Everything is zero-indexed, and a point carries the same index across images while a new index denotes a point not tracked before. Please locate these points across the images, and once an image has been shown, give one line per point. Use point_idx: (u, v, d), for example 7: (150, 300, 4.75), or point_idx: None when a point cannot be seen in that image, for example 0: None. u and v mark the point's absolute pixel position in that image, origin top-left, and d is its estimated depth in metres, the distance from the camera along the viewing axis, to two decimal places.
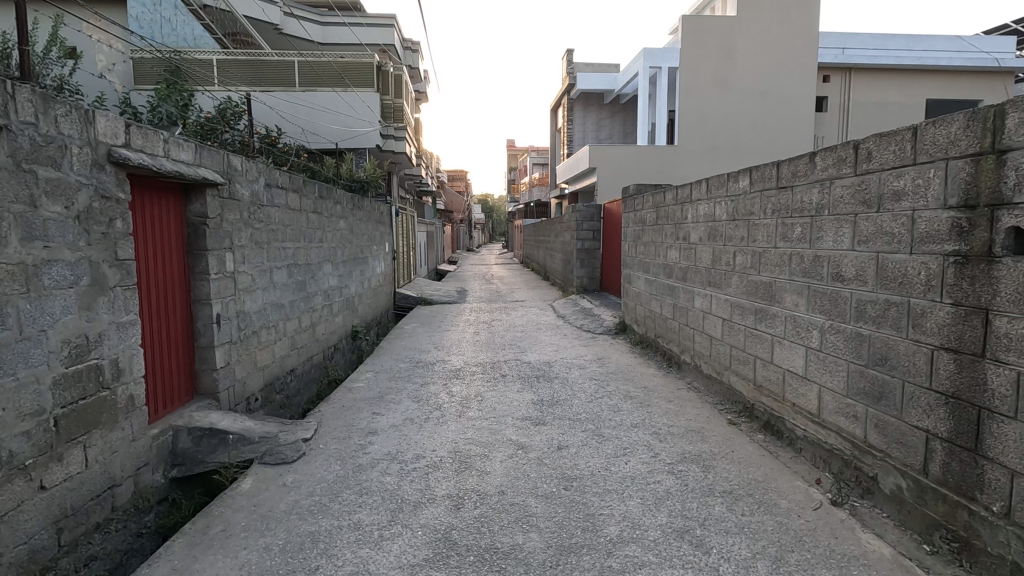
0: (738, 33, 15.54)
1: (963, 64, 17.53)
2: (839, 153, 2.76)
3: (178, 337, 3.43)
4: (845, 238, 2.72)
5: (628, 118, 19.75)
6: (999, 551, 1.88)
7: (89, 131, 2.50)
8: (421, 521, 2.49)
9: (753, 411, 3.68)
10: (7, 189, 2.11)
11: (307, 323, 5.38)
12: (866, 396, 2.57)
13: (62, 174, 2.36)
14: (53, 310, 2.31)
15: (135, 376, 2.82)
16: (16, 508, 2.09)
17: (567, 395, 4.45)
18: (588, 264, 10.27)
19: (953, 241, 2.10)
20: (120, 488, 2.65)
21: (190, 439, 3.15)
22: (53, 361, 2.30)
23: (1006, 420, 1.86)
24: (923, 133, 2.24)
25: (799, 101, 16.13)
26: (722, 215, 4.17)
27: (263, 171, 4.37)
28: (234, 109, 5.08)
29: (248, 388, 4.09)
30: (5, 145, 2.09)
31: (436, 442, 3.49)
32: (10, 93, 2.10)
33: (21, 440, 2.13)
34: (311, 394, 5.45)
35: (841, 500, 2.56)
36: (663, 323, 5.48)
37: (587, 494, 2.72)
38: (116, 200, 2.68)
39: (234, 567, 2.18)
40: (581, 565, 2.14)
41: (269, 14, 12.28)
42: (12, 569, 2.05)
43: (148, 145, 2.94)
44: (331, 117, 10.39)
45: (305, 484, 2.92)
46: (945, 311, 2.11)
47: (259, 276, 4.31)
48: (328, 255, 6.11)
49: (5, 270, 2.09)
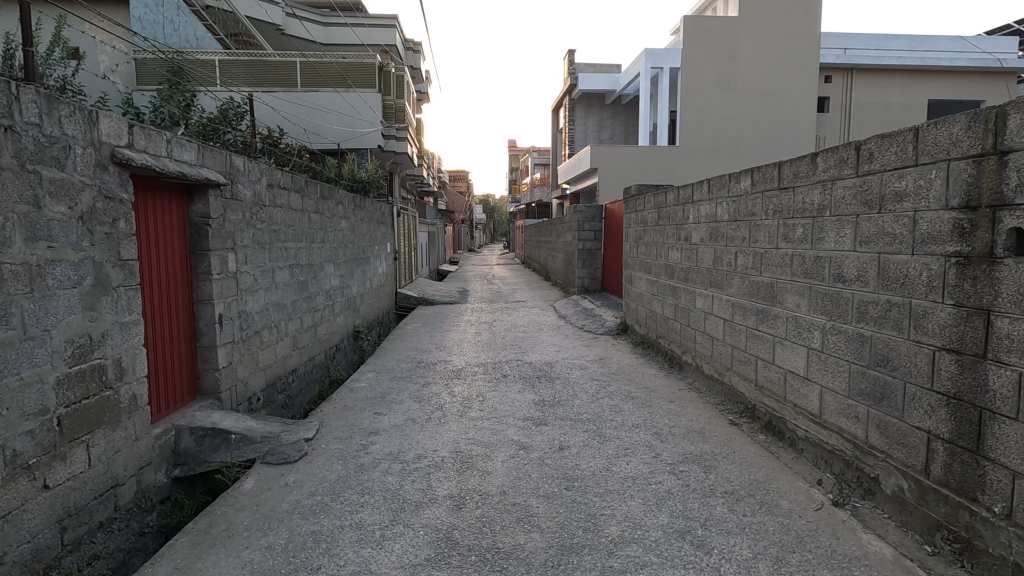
0: (740, 33, 15.55)
1: (966, 64, 17.50)
2: (841, 154, 2.77)
3: (181, 337, 3.45)
4: (846, 239, 2.73)
5: (629, 118, 19.75)
6: (1000, 552, 1.88)
7: (93, 131, 2.51)
8: (423, 521, 2.50)
9: (754, 411, 3.68)
10: (11, 190, 2.12)
11: (309, 322, 5.39)
12: (868, 397, 2.57)
13: (66, 175, 2.37)
14: (57, 310, 2.32)
15: (138, 375, 2.83)
16: (20, 507, 2.10)
17: (569, 396, 4.46)
18: (589, 264, 10.27)
19: (954, 242, 2.10)
20: (122, 487, 2.66)
21: (193, 438, 3.16)
22: (57, 360, 2.31)
23: (1007, 421, 1.86)
24: (925, 134, 2.24)
25: (801, 101, 16.13)
26: (724, 216, 4.18)
27: (265, 171, 4.38)
28: (236, 109, 5.10)
29: (250, 388, 4.10)
30: (10, 145, 2.10)
31: (438, 442, 3.49)
32: (15, 94, 2.11)
33: (25, 440, 2.14)
34: (313, 394, 5.46)
35: (843, 501, 2.56)
36: (665, 324, 5.48)
37: (588, 494, 2.73)
38: (119, 200, 2.69)
39: (237, 566, 2.19)
40: (582, 565, 2.14)
41: (271, 15, 12.29)
42: (16, 568, 2.06)
43: (151, 145, 2.96)
44: (333, 117, 10.40)
45: (307, 484, 2.92)
46: (947, 312, 2.11)
47: (261, 276, 4.32)
48: (329, 256, 6.12)
49: (10, 270, 2.11)
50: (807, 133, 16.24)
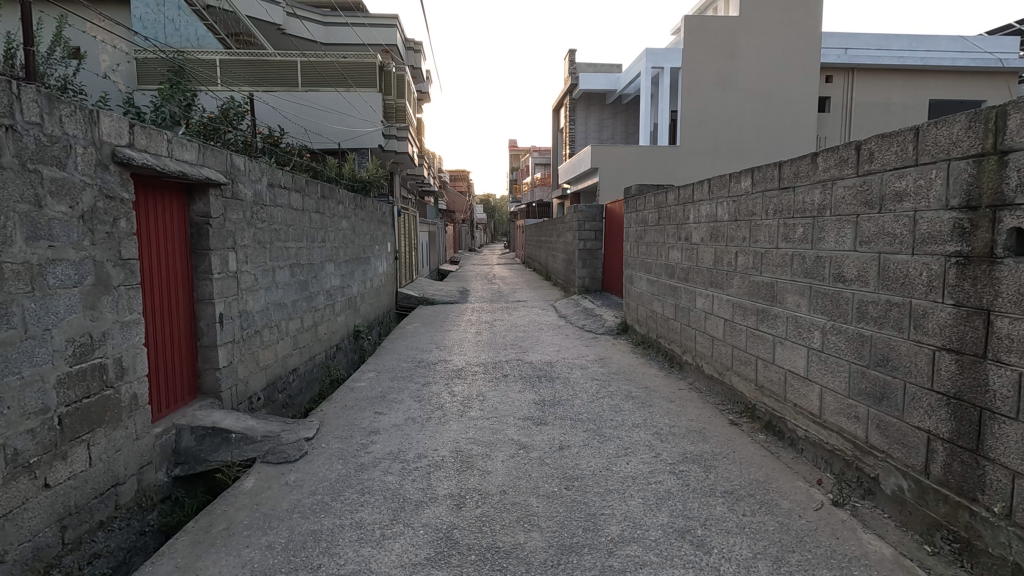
0: (741, 33, 15.54)
1: (967, 64, 17.48)
2: (841, 154, 2.76)
3: (182, 336, 3.45)
4: (847, 239, 2.73)
5: (630, 118, 19.75)
6: (1000, 552, 1.88)
7: (94, 131, 2.51)
8: (424, 520, 2.50)
9: (754, 411, 3.68)
10: (11, 189, 2.12)
11: (310, 322, 5.40)
12: (868, 396, 2.57)
13: (67, 174, 2.37)
14: (58, 309, 2.32)
15: (139, 375, 2.83)
16: (21, 505, 2.11)
17: (569, 396, 4.46)
18: (590, 264, 10.26)
19: (954, 241, 2.10)
20: (123, 487, 2.66)
21: (193, 437, 3.17)
22: (57, 360, 2.31)
23: (1007, 421, 1.86)
24: (926, 133, 2.24)
25: (802, 101, 16.12)
26: (724, 215, 4.18)
27: (266, 171, 4.39)
28: (237, 109, 5.10)
29: (251, 387, 4.11)
30: (10, 145, 2.10)
31: (438, 441, 3.49)
32: (16, 93, 2.11)
33: (26, 439, 2.14)
34: (313, 393, 5.47)
35: (843, 500, 2.56)
36: (665, 324, 5.48)
37: (588, 494, 2.73)
38: (120, 200, 2.70)
39: (237, 565, 2.19)
40: (582, 564, 2.14)
41: (271, 14, 12.30)
42: (17, 567, 2.07)
43: (152, 145, 2.96)
44: (334, 117, 10.41)
45: (307, 484, 2.93)
46: (947, 311, 2.11)
47: (262, 275, 4.32)
48: (330, 255, 6.13)
49: (12, 270, 2.11)
50: (807, 133, 16.23)
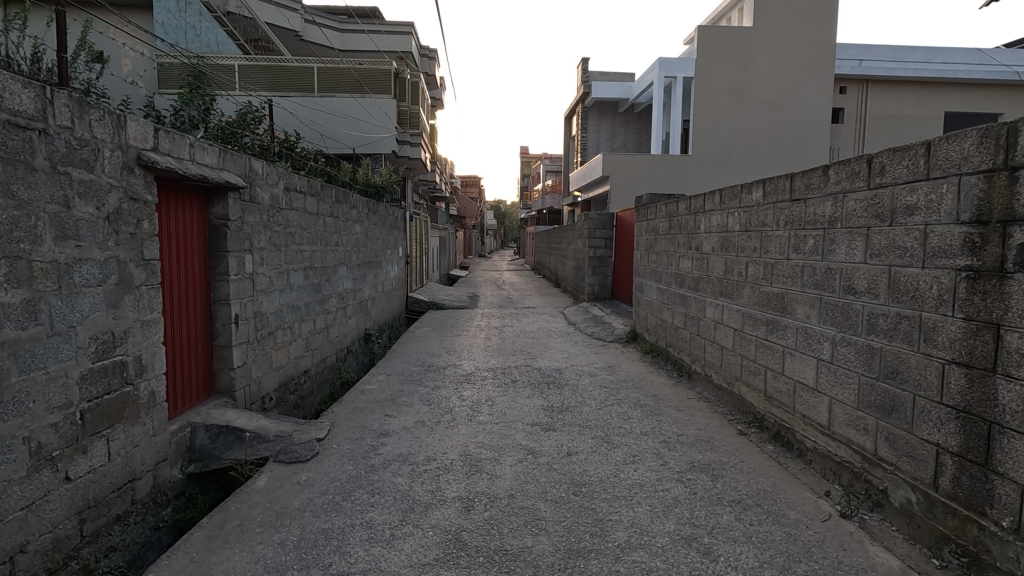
0: (754, 44, 15.51)
1: (983, 77, 17.23)
2: (853, 167, 2.79)
3: (197, 335, 3.51)
4: (857, 251, 2.75)
5: (642, 128, 19.80)
6: (1009, 566, 1.87)
7: (120, 134, 2.59)
8: (432, 522, 2.54)
9: (763, 421, 3.67)
10: (42, 190, 2.20)
11: (321, 324, 5.46)
12: (877, 409, 2.57)
13: (95, 176, 2.45)
14: (82, 307, 2.39)
15: (156, 372, 2.89)
16: (43, 497, 2.17)
17: (577, 402, 4.48)
18: (599, 271, 10.27)
19: (965, 255, 2.11)
20: (140, 481, 2.72)
21: (208, 436, 3.22)
22: (80, 356, 2.38)
23: (1016, 434, 1.87)
24: (936, 149, 2.26)
25: (816, 111, 16.07)
26: (735, 226, 4.20)
27: (283, 175, 4.49)
28: (254, 113, 5.18)
29: (263, 387, 4.17)
30: (43, 147, 2.19)
31: (448, 444, 3.54)
32: (48, 98, 2.20)
33: (50, 432, 2.21)
34: (323, 395, 5.52)
35: (851, 513, 2.55)
36: (674, 332, 5.50)
37: (596, 500, 2.75)
38: (144, 202, 2.78)
39: (250, 561, 2.24)
40: (588, 568, 2.17)
41: (291, 23, 12.66)
42: (37, 558, 2.12)
43: (175, 149, 3.04)
44: (350, 123, 10.67)
45: (318, 483, 2.97)
46: (958, 324, 2.12)
47: (276, 277, 4.40)
48: (343, 259, 6.21)
49: (40, 267, 2.18)
50: (820, 143, 16.18)
